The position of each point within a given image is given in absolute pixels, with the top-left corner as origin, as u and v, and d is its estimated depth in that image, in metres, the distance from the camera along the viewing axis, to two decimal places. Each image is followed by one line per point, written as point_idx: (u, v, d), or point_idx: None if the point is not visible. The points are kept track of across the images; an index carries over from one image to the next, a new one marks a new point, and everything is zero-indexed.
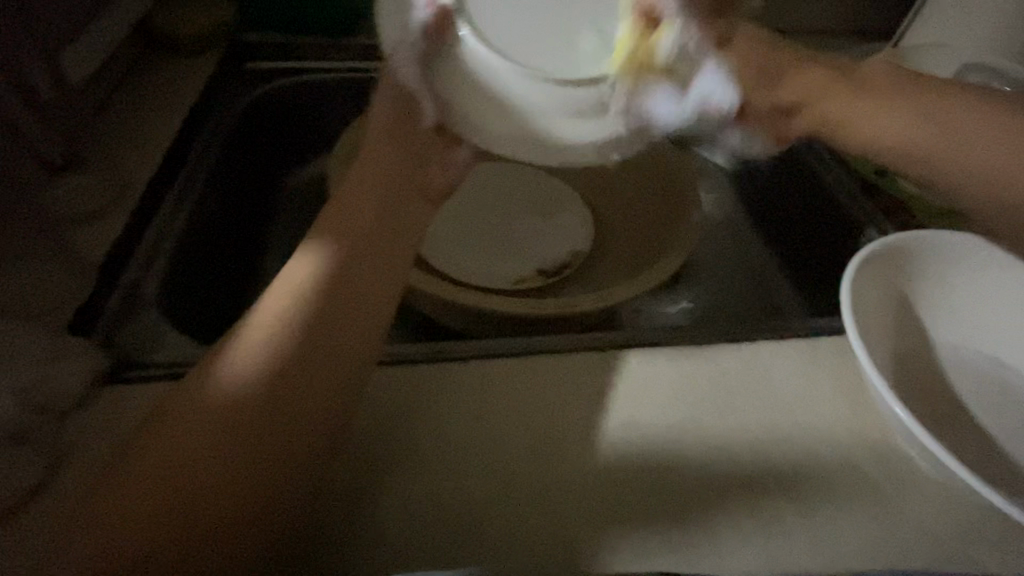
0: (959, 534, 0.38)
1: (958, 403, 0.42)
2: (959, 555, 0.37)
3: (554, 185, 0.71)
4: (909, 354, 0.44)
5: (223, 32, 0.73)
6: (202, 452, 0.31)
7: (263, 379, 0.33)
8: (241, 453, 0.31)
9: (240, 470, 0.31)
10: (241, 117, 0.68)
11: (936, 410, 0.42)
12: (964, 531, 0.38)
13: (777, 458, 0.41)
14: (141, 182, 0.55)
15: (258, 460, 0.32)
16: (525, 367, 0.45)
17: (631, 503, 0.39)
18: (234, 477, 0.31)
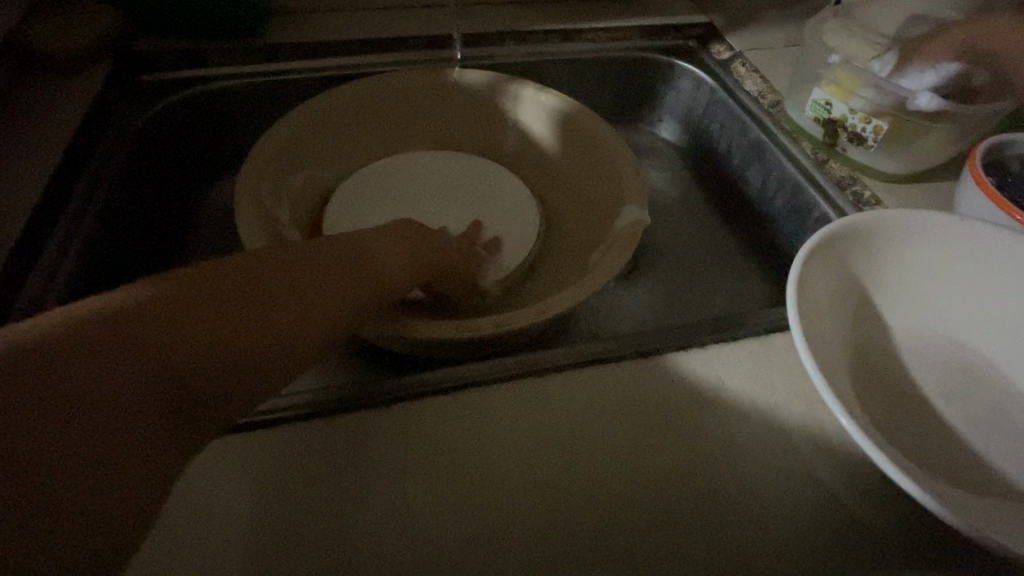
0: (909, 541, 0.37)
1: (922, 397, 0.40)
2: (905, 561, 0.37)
3: (498, 174, 0.68)
4: (865, 349, 0.41)
5: (109, 43, 0.66)
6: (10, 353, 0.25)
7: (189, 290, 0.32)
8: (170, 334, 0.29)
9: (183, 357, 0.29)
10: (138, 141, 0.61)
11: (896, 409, 0.39)
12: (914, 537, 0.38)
13: (729, 478, 0.38)
14: (17, 231, 0.50)
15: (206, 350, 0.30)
16: (460, 398, 0.41)
17: (576, 552, 0.36)
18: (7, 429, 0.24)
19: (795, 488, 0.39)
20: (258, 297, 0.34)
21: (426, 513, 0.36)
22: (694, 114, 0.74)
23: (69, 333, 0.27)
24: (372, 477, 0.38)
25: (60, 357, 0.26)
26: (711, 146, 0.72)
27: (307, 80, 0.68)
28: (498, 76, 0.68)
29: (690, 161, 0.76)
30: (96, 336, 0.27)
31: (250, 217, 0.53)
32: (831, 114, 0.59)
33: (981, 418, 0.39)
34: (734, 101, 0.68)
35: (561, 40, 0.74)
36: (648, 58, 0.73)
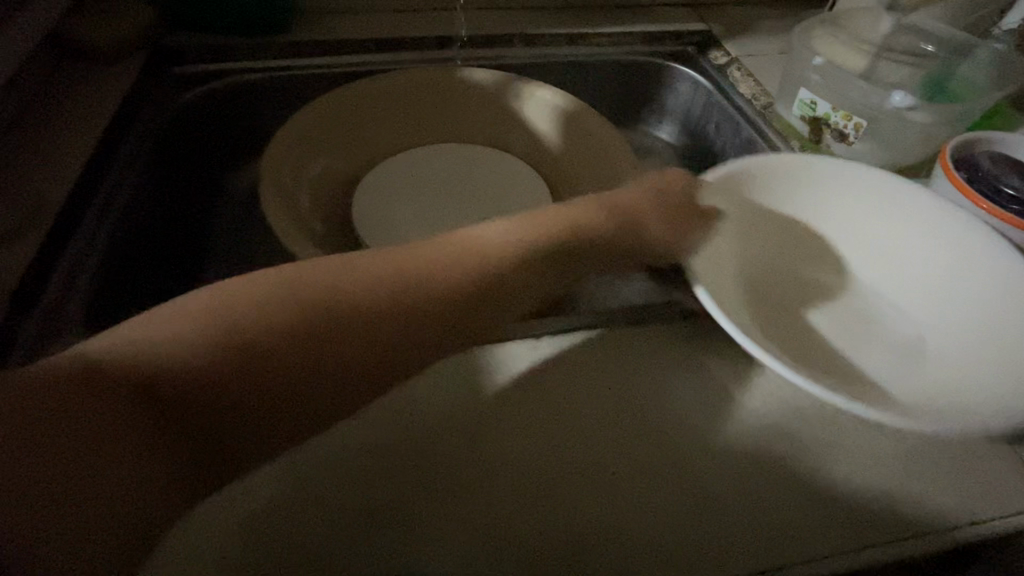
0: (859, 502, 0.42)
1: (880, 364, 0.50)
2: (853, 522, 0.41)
3: (503, 169, 0.73)
4: (818, 334, 0.51)
5: (143, 36, 0.70)
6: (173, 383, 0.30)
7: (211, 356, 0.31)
8: (231, 407, 0.30)
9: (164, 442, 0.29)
10: (171, 125, 0.66)
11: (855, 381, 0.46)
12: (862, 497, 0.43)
13: (700, 434, 0.44)
14: (59, 201, 0.53)
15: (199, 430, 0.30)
16: (465, 359, 0.46)
17: (563, 492, 0.40)
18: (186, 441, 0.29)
19: (755, 453, 0.44)
20: (331, 343, 0.34)
21: (433, 449, 0.41)
22: (692, 115, 0.78)
23: (151, 397, 0.29)
24: (387, 429, 0.42)
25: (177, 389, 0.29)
26: (707, 144, 0.76)
27: (327, 76, 0.73)
28: (505, 75, 0.73)
29: (686, 160, 0.80)
30: (186, 392, 0.29)
31: (274, 201, 0.59)
32: (816, 113, 0.62)
33: (871, 346, 0.51)
34: (728, 103, 0.72)
35: (566, 44, 0.78)
36: (648, 62, 0.78)
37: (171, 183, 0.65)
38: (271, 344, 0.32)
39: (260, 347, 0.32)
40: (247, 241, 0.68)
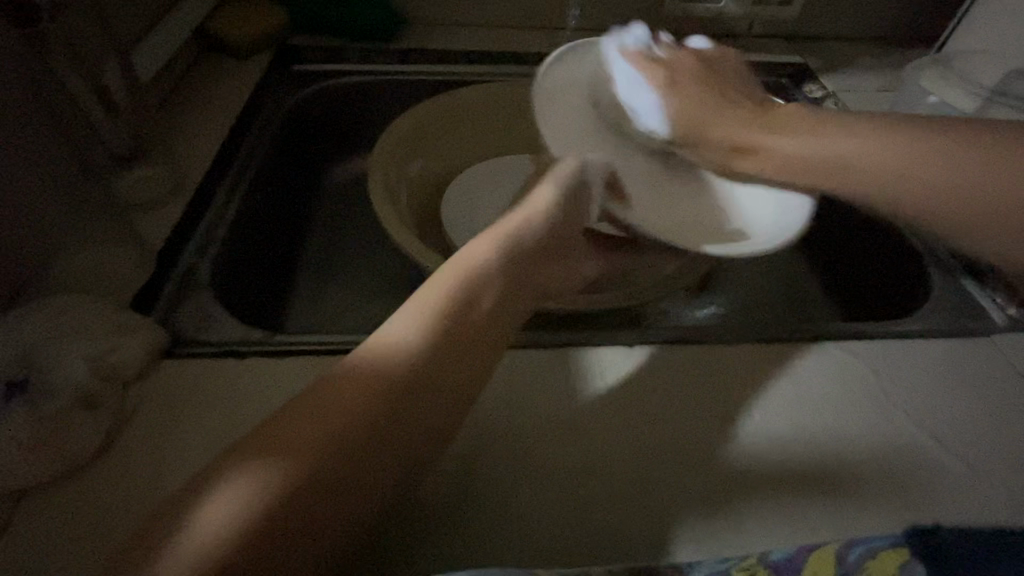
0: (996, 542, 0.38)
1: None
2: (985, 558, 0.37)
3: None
4: (959, 369, 0.46)
5: (272, 36, 0.77)
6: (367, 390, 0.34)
7: (367, 414, 0.33)
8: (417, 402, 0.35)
9: (355, 491, 0.32)
10: (289, 117, 0.71)
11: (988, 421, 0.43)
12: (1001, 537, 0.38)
13: (813, 458, 0.41)
14: (196, 175, 0.59)
15: (373, 479, 0.33)
16: (558, 355, 0.46)
17: (660, 495, 0.39)
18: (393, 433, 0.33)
19: (869, 476, 0.40)
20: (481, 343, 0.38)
21: (528, 439, 0.41)
22: None
23: (357, 405, 0.33)
24: (485, 408, 0.43)
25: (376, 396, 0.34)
26: None
27: (429, 81, 0.77)
28: None
29: None
30: (374, 396, 0.33)
31: (379, 191, 0.62)
32: None
33: (1006, 384, 0.46)
34: None
35: None
36: None
37: (285, 169, 0.70)
38: (404, 389, 0.34)
39: (395, 392, 0.34)
40: (343, 230, 0.72)
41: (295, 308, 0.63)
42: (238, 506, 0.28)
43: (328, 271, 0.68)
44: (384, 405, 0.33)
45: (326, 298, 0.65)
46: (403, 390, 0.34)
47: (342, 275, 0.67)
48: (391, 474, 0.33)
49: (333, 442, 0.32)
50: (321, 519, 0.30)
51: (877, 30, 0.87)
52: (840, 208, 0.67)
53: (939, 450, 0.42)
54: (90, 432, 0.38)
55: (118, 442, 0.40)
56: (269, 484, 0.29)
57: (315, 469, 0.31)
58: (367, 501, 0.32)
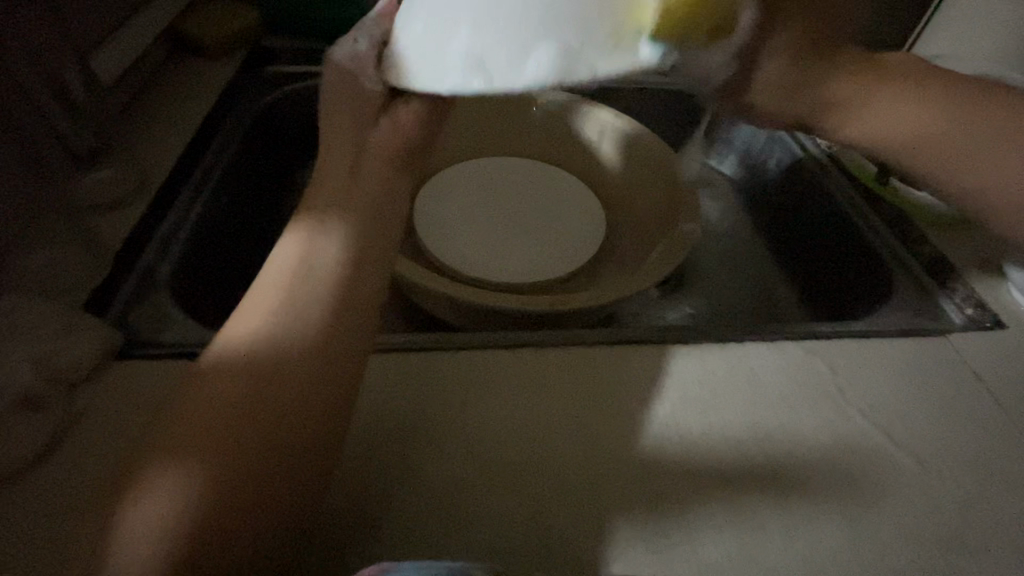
0: (948, 535, 0.38)
1: (988, 412, 0.45)
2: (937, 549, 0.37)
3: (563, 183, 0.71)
4: (913, 369, 0.47)
5: (245, 37, 0.77)
6: (255, 365, 0.32)
7: (244, 399, 0.31)
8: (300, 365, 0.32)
9: (268, 475, 0.30)
10: (260, 118, 0.71)
11: (937, 421, 0.44)
12: (953, 528, 0.38)
13: (766, 454, 0.41)
14: (159, 175, 0.58)
15: (267, 455, 0.31)
16: (520, 356, 0.46)
17: (611, 494, 0.39)
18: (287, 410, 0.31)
19: (822, 473, 0.40)
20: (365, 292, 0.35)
21: (475, 437, 0.41)
22: (751, 149, 0.78)
23: (247, 376, 0.32)
24: (441, 410, 0.43)
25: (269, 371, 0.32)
26: (765, 179, 0.76)
27: None
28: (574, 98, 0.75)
29: (744, 194, 0.78)
30: (258, 367, 0.32)
31: None
32: None
33: (959, 380, 0.46)
34: (791, 140, 0.72)
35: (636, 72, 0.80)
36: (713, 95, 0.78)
37: (257, 171, 0.70)
38: (276, 370, 0.32)
39: (255, 370, 0.32)
40: None
41: None
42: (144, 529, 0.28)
43: None
44: (254, 382, 0.32)
45: None
46: (268, 364, 0.32)
47: None
48: (294, 450, 0.31)
49: (210, 432, 0.30)
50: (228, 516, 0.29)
51: None
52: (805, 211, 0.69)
53: (890, 446, 0.42)
54: (34, 433, 0.38)
55: (63, 445, 0.39)
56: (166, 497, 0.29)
57: (208, 463, 0.30)
58: (280, 484, 0.31)
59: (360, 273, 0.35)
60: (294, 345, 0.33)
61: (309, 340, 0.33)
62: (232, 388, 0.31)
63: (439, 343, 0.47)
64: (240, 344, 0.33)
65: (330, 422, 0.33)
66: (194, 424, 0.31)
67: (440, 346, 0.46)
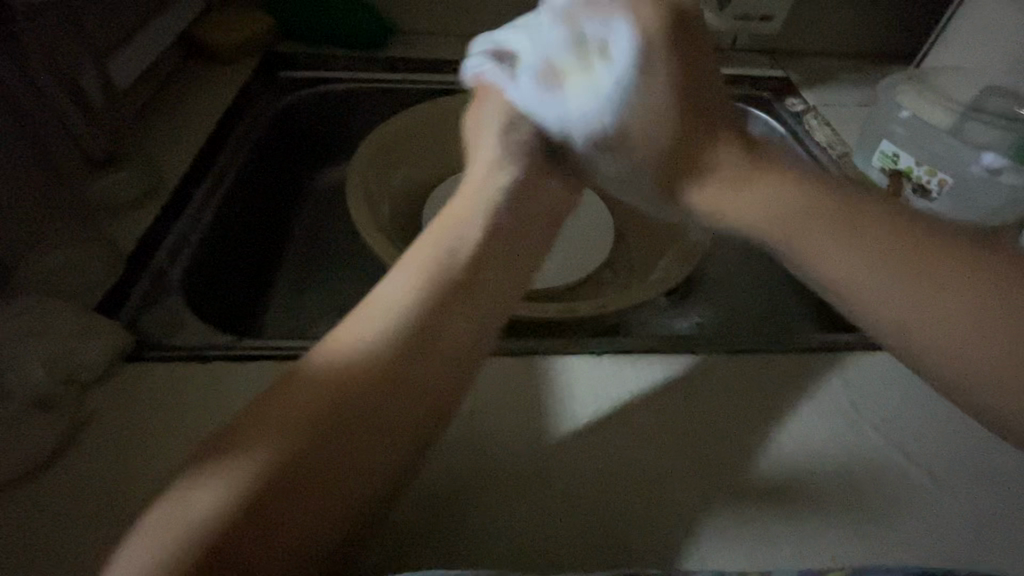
0: (960, 548, 0.38)
1: (1002, 427, 0.44)
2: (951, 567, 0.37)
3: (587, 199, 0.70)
4: (926, 382, 0.46)
5: (257, 43, 0.77)
6: (341, 376, 0.34)
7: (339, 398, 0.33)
8: (389, 384, 0.34)
9: (347, 474, 0.32)
10: (271, 123, 0.71)
11: (950, 435, 0.43)
12: (966, 543, 0.38)
13: (782, 469, 0.40)
14: (171, 179, 0.59)
15: (341, 460, 0.32)
16: (528, 364, 0.46)
17: (619, 505, 0.39)
18: (361, 427, 0.33)
19: (835, 488, 0.40)
20: (449, 326, 0.38)
21: (484, 445, 0.41)
22: None
23: (332, 389, 0.33)
24: (449, 417, 0.43)
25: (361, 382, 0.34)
26: None
27: (413, 90, 0.78)
28: None
29: None
30: (344, 374, 0.34)
31: (357, 197, 0.62)
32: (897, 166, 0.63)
33: None
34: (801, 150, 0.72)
35: None
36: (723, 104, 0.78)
37: (268, 175, 0.70)
38: (367, 376, 0.34)
39: (361, 368, 0.34)
40: (323, 238, 0.72)
41: (269, 315, 0.63)
42: (218, 501, 0.29)
43: (305, 280, 0.68)
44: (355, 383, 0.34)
45: (301, 305, 0.65)
46: (371, 367, 0.34)
47: (319, 283, 0.67)
48: (377, 453, 0.33)
49: (288, 427, 0.32)
50: (287, 512, 0.30)
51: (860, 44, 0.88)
52: None
53: (902, 460, 0.41)
54: (47, 432, 0.38)
55: (75, 445, 0.39)
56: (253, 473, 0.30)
57: (292, 448, 0.31)
58: (354, 484, 0.32)
59: (434, 306, 0.37)
60: (397, 352, 0.35)
61: (404, 362, 0.35)
62: (318, 394, 0.33)
63: None
64: (358, 345, 0.35)
65: (412, 431, 0.35)
66: (278, 416, 0.32)
67: None
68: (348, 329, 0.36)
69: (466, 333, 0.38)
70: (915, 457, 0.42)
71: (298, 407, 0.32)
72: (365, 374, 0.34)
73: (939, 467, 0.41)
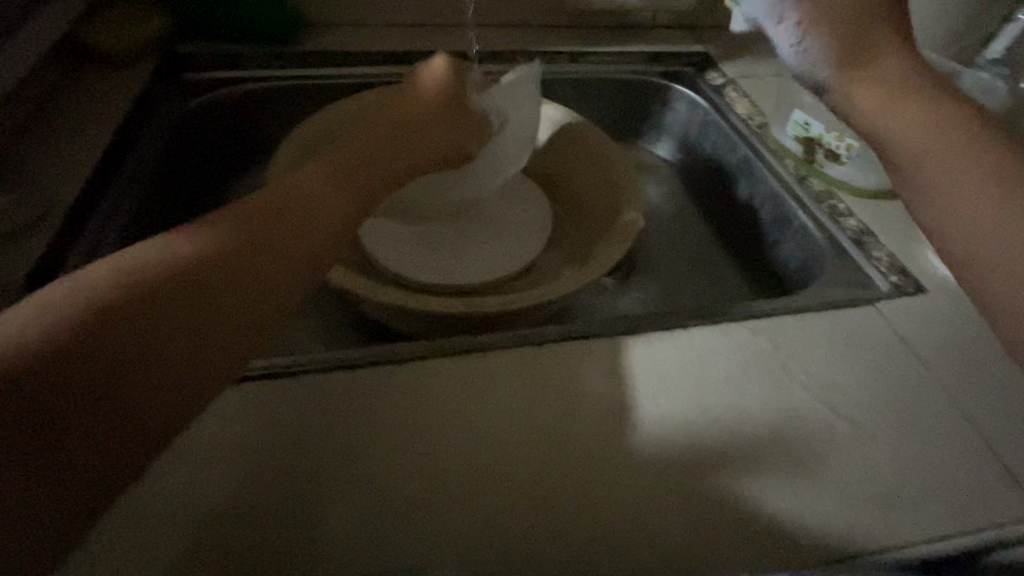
0: (884, 490, 0.41)
1: (917, 374, 0.47)
2: (879, 511, 0.39)
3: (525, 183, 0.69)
4: (848, 339, 0.49)
5: (156, 42, 0.71)
6: (136, 295, 0.33)
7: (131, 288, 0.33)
8: (184, 306, 0.34)
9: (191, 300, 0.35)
10: (179, 130, 0.66)
11: (872, 386, 0.46)
12: (889, 485, 0.41)
13: (718, 437, 0.42)
14: (65, 199, 0.53)
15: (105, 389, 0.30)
16: (470, 363, 0.45)
17: (571, 496, 0.39)
18: (138, 346, 0.32)
19: (766, 450, 0.42)
20: (276, 262, 0.39)
21: (431, 453, 0.41)
22: (689, 135, 0.79)
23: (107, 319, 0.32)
24: (393, 426, 0.42)
25: (172, 302, 0.34)
26: (701, 163, 0.78)
27: (332, 85, 0.74)
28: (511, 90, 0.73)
29: (684, 178, 0.80)
30: (134, 292, 0.33)
31: None
32: (809, 134, 0.67)
33: (888, 347, 0.49)
34: (724, 123, 0.73)
35: (569, 61, 0.79)
36: (646, 80, 0.79)
37: (180, 186, 0.66)
38: (169, 285, 0.34)
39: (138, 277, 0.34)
40: None
41: None
42: None
43: None
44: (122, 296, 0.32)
45: None
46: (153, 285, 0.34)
47: None
48: (198, 344, 0.34)
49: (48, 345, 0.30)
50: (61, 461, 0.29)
51: None
52: (742, 193, 0.71)
53: (828, 415, 0.44)
54: None
55: None
56: (62, 300, 0.32)
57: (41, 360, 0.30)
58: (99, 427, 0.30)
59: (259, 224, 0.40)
60: (157, 287, 0.34)
61: (208, 280, 0.36)
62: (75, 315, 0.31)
63: (384, 353, 0.46)
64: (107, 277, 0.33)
65: (170, 366, 0.33)
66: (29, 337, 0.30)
67: (387, 357, 0.45)
68: (154, 266, 0.34)
69: (299, 250, 0.41)
70: (839, 412, 0.44)
71: (61, 324, 0.31)
72: (162, 288, 0.34)
73: (861, 419, 0.44)
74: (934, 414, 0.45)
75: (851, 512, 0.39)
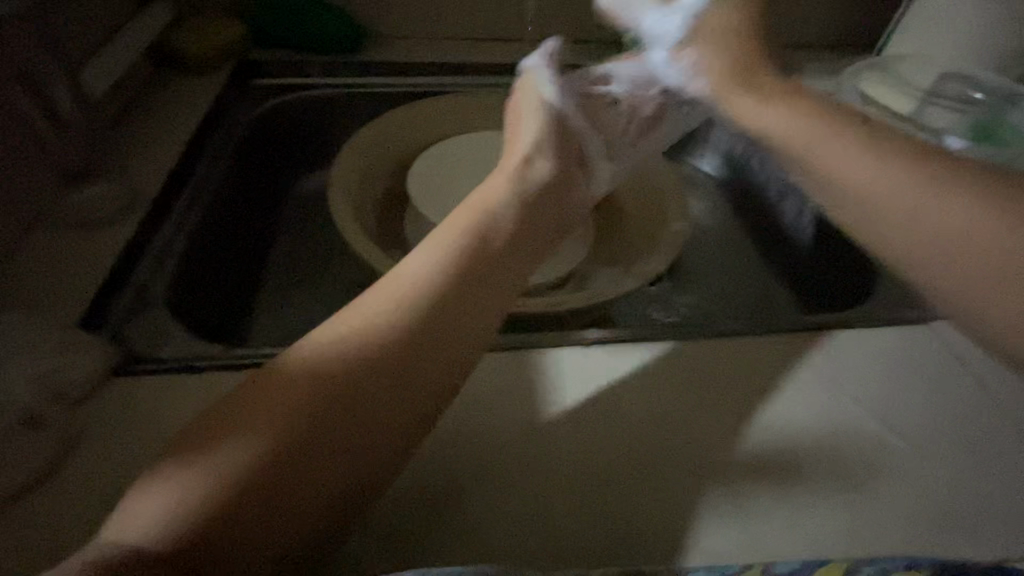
0: (945, 510, 0.40)
1: (980, 394, 0.46)
2: (941, 532, 0.39)
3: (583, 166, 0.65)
4: (903, 357, 0.48)
5: (233, 51, 0.76)
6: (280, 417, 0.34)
7: (349, 357, 0.36)
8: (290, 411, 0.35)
9: (280, 510, 0.32)
10: (249, 132, 0.71)
11: (930, 405, 0.45)
12: (950, 505, 0.40)
13: (769, 446, 0.42)
14: (150, 192, 0.58)
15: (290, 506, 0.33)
16: (521, 360, 0.46)
17: (615, 494, 0.40)
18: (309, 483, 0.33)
19: (818, 462, 0.42)
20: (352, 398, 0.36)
21: (485, 441, 0.42)
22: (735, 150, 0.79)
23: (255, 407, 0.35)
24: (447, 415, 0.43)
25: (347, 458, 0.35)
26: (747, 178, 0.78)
27: (390, 95, 0.78)
28: None
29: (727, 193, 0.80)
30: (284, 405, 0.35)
31: (341, 200, 0.61)
32: None
33: (946, 366, 0.48)
34: None
35: None
36: None
37: (248, 182, 0.70)
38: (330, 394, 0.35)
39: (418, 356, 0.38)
40: (307, 245, 0.72)
41: (256, 325, 0.63)
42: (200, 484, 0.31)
43: (289, 289, 0.67)
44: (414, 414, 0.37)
45: (289, 312, 0.65)
46: (424, 325, 0.39)
47: (306, 291, 0.67)
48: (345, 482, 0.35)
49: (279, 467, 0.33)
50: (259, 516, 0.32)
51: (825, 37, 0.91)
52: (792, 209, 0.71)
53: (882, 432, 0.43)
54: (41, 447, 0.38)
55: (63, 466, 0.39)
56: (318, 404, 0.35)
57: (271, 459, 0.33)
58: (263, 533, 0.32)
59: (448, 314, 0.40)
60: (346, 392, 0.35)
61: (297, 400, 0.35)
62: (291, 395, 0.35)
63: None
64: (382, 306, 0.39)
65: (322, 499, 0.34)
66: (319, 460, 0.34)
67: None
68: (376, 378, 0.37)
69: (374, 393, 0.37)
70: (895, 428, 0.44)
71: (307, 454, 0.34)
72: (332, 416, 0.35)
73: (917, 438, 0.43)
74: (997, 436, 0.44)
75: (907, 532, 0.39)
